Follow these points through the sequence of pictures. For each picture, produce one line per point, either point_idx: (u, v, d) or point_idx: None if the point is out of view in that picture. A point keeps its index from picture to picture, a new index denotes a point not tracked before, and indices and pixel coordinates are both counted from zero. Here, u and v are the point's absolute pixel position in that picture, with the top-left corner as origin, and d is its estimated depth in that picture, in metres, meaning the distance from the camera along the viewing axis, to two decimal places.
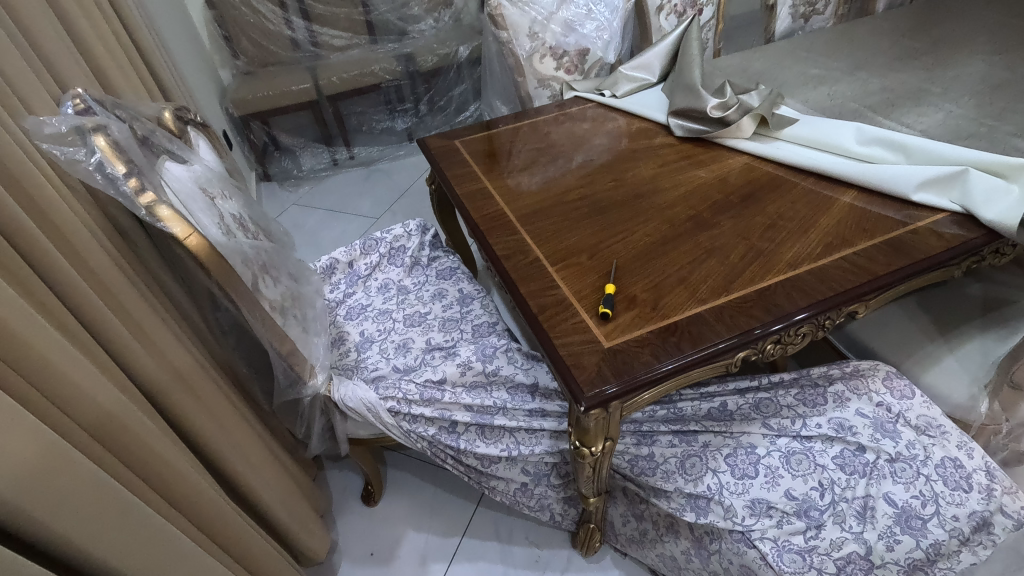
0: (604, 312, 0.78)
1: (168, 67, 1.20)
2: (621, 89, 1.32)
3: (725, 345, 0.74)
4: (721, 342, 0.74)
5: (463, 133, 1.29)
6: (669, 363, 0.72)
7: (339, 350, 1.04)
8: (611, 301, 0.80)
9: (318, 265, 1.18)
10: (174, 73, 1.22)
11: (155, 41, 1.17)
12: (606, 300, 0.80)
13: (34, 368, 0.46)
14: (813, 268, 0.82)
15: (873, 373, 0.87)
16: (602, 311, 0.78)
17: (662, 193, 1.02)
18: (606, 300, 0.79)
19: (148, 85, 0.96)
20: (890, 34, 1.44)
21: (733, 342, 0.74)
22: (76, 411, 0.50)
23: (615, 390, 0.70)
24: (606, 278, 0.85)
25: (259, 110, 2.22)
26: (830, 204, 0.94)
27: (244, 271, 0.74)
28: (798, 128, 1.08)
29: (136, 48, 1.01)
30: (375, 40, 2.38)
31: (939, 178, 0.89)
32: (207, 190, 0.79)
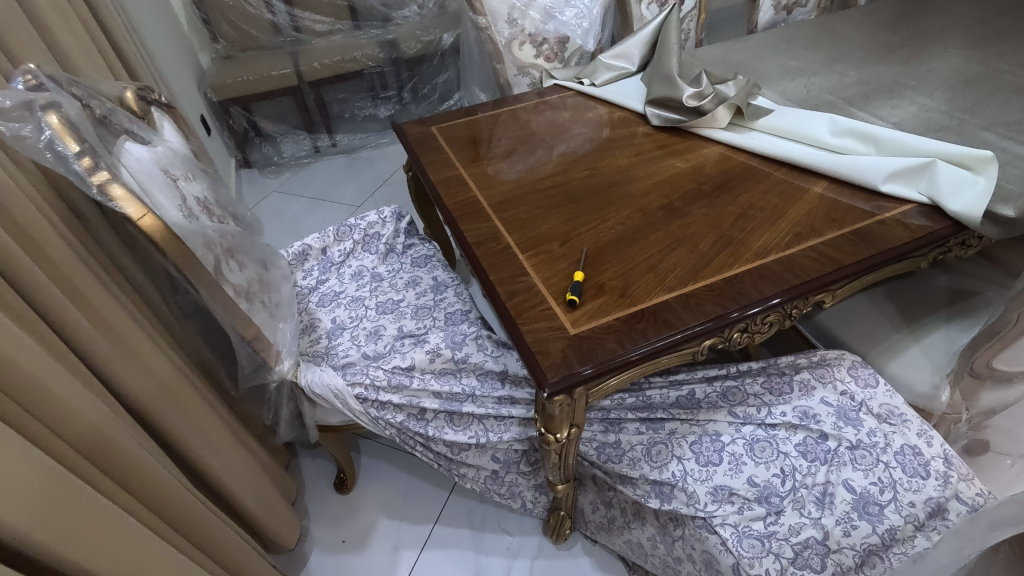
0: (571, 300, 0.78)
1: (137, 48, 1.17)
2: (600, 78, 1.32)
3: (694, 332, 0.74)
4: (690, 328, 0.74)
5: (440, 120, 1.28)
6: (636, 349, 0.72)
7: (310, 336, 1.04)
8: (579, 289, 0.79)
9: (290, 251, 1.16)
10: (142, 53, 1.19)
11: (122, 19, 1.14)
12: (575, 288, 0.79)
13: (31, 396, 0.48)
14: (781, 257, 0.82)
15: (839, 363, 0.88)
16: (569, 299, 0.78)
17: (637, 182, 1.01)
18: (575, 288, 0.79)
19: (111, 63, 0.94)
20: (868, 28, 1.45)
21: (704, 328, 0.75)
22: (71, 432, 0.52)
23: (592, 371, 0.70)
24: (575, 266, 0.85)
25: (239, 95, 2.19)
26: (801, 194, 0.94)
27: (206, 255, 0.73)
28: (772, 118, 1.08)
29: (101, 26, 0.98)
30: (358, 27, 2.33)
31: (907, 169, 0.90)
32: (170, 172, 0.77)
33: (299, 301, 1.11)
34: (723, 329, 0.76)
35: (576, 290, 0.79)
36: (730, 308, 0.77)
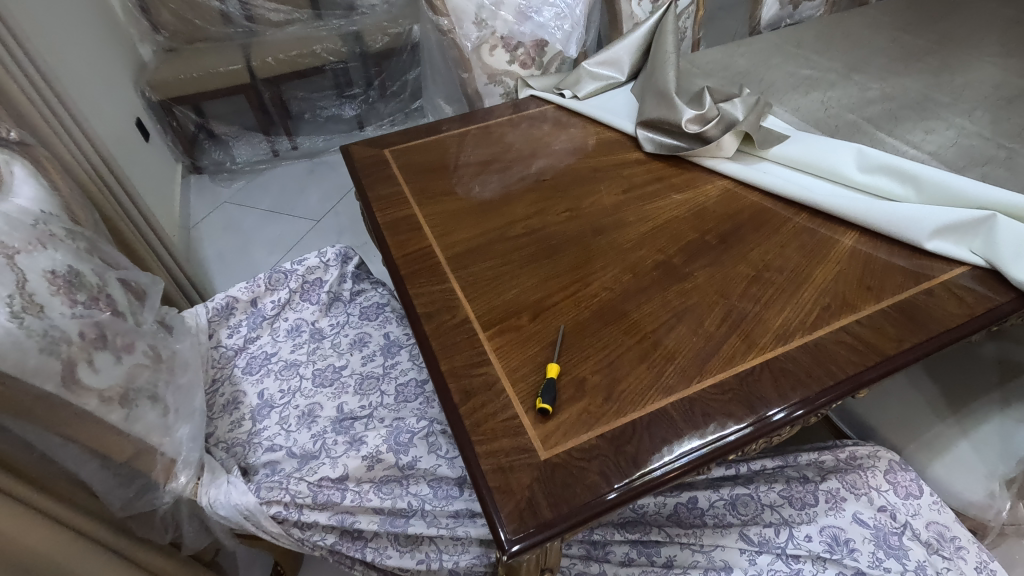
0: (543, 408, 0.60)
1: (35, 78, 0.98)
2: (584, 89, 1.12)
3: (732, 440, 0.58)
4: (725, 437, 0.58)
5: (394, 140, 1.08)
6: (657, 463, 0.56)
7: (230, 416, 0.85)
8: (552, 392, 0.62)
9: (211, 304, 0.96)
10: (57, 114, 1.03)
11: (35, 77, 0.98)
12: (547, 391, 0.62)
13: None
14: (807, 343, 0.65)
15: (873, 465, 0.72)
16: (540, 407, 0.60)
17: (627, 228, 0.83)
18: (546, 391, 0.61)
19: None
20: (888, 29, 1.27)
21: (743, 437, 0.58)
22: None
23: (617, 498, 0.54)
24: (549, 353, 0.67)
25: (183, 94, 1.96)
26: (828, 248, 0.77)
27: (47, 362, 0.55)
28: (787, 146, 0.90)
29: None
30: (320, 16, 2.11)
31: (957, 224, 0.73)
32: (5, 247, 0.57)
33: (220, 366, 0.91)
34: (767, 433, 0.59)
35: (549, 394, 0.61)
36: (773, 405, 0.60)
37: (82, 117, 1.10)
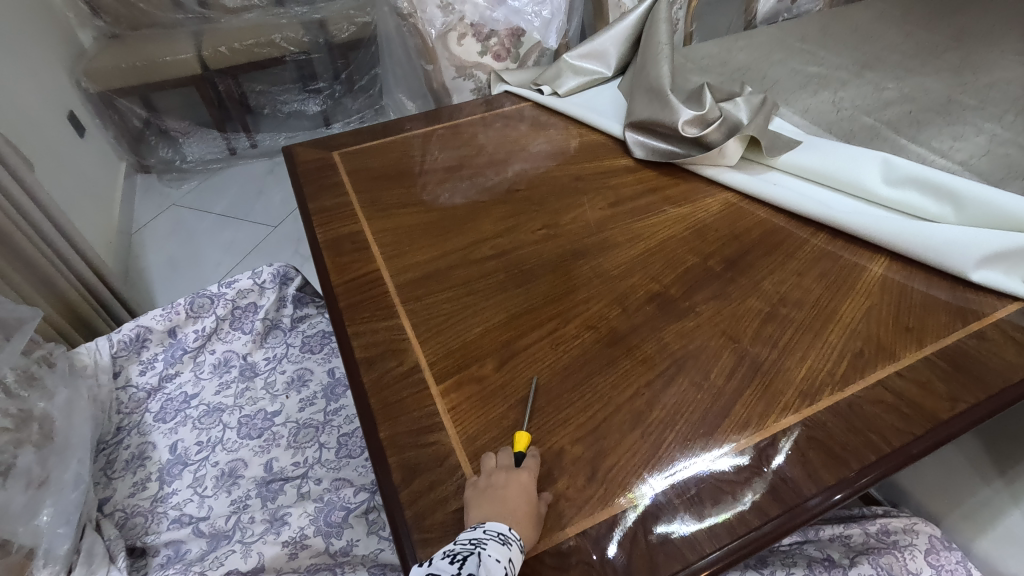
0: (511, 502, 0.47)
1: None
2: (565, 85, 0.99)
3: (761, 535, 0.45)
4: (754, 530, 0.45)
5: (345, 141, 0.93)
6: (675, 559, 0.43)
7: (132, 477, 0.70)
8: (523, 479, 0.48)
9: (117, 336, 0.80)
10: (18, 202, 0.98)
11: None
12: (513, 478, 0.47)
13: None
14: (838, 403, 0.52)
15: (911, 546, 0.60)
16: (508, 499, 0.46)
17: (614, 250, 0.70)
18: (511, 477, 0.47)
19: None
20: (899, 23, 1.15)
21: (778, 527, 0.45)
22: None
23: None
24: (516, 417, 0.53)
25: (126, 85, 1.79)
26: (855, 277, 0.64)
27: None
28: (800, 153, 0.77)
29: None
30: (280, 3, 1.96)
31: (1009, 250, 0.61)
32: None
33: (128, 412, 0.76)
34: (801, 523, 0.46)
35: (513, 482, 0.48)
36: (807, 489, 0.47)
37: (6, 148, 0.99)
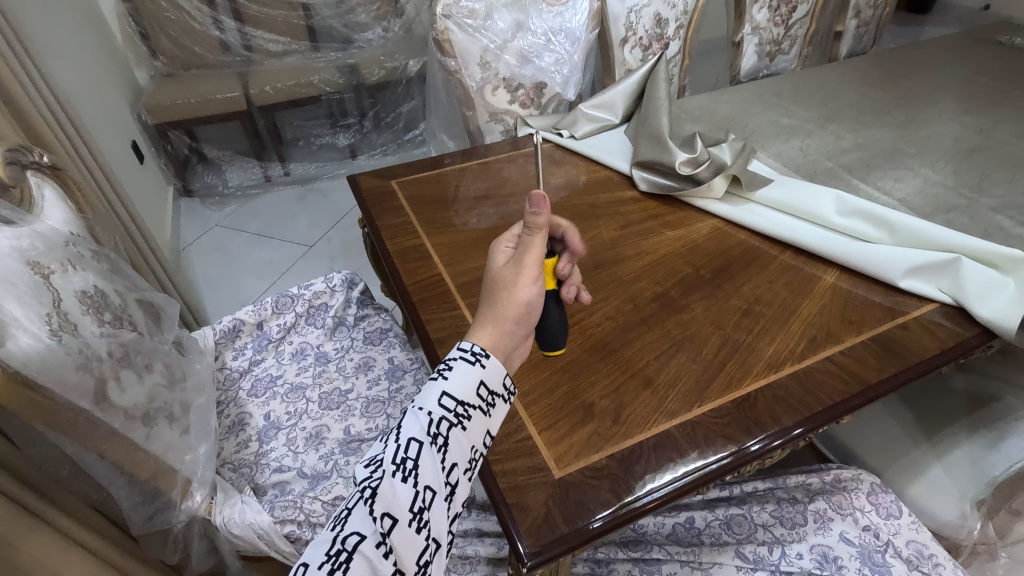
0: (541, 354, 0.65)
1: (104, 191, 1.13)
2: (581, 130, 1.19)
3: (714, 468, 0.62)
4: (709, 465, 0.62)
5: (401, 172, 1.13)
6: (675, 473, 0.61)
7: (235, 438, 0.86)
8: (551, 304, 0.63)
9: (219, 327, 0.98)
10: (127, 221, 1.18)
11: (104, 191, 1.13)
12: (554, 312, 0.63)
13: None
14: (797, 371, 0.70)
15: (856, 488, 0.79)
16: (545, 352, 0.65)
17: (626, 261, 0.88)
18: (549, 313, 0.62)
19: None
20: (858, 83, 1.38)
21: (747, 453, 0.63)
22: None
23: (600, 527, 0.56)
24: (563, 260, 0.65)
25: (179, 119, 2.00)
26: (812, 284, 0.83)
27: (84, 380, 0.55)
28: (772, 189, 0.97)
29: None
30: (317, 48, 2.26)
31: (927, 264, 0.80)
32: (41, 266, 0.58)
33: (226, 389, 0.92)
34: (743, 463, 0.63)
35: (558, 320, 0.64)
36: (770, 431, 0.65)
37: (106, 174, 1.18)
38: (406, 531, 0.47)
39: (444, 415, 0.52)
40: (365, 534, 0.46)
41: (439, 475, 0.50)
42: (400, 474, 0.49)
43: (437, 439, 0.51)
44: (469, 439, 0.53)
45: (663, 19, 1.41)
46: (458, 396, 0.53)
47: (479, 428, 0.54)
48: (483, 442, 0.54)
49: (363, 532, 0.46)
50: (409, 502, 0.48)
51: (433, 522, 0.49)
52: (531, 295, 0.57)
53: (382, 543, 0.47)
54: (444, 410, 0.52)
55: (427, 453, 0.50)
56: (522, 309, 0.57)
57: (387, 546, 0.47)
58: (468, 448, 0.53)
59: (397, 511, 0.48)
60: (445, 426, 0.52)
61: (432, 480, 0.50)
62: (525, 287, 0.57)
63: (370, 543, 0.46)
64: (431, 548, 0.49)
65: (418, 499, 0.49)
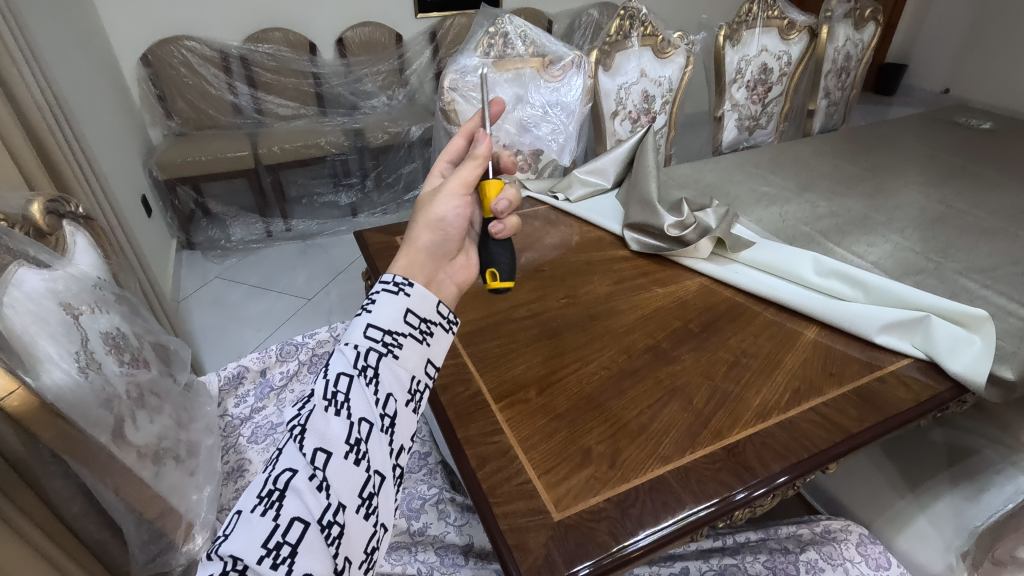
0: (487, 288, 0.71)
1: (127, 252, 1.22)
2: (575, 193, 1.27)
3: (698, 517, 0.63)
4: (695, 513, 0.64)
5: (405, 229, 1.19)
6: (671, 517, 0.63)
7: (234, 485, 0.86)
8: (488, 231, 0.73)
9: (224, 372, 1.02)
10: (141, 277, 1.25)
11: (123, 248, 1.21)
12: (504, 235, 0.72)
13: None
14: (783, 420, 0.74)
15: (846, 539, 0.82)
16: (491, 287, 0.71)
17: (619, 314, 0.93)
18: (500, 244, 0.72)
19: None
20: (830, 156, 1.49)
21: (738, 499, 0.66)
22: None
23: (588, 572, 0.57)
24: None
25: (187, 175, 2.08)
26: (794, 339, 0.88)
27: (104, 416, 0.58)
28: (754, 251, 1.04)
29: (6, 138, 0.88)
30: (324, 112, 2.45)
31: (900, 322, 0.85)
32: (72, 307, 0.62)
33: (226, 435, 0.94)
34: (729, 512, 0.65)
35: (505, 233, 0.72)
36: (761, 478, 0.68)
37: (128, 237, 1.27)
38: (342, 462, 0.50)
39: (370, 346, 0.55)
40: (298, 469, 0.49)
41: (372, 407, 0.53)
42: (331, 408, 0.51)
43: (364, 371, 0.53)
44: (402, 366, 0.55)
45: (650, 95, 1.54)
46: (384, 325, 0.56)
47: (412, 355, 0.57)
48: (420, 369, 0.57)
49: (294, 468, 0.49)
50: (343, 434, 0.51)
51: (372, 454, 0.52)
52: (446, 211, 0.64)
53: (316, 476, 0.49)
54: (371, 342, 0.55)
55: (357, 387, 0.53)
56: (436, 222, 0.64)
57: (322, 478, 0.49)
58: (400, 376, 0.55)
59: (330, 444, 0.50)
60: (373, 356, 0.54)
61: (365, 412, 0.52)
62: (441, 199, 0.64)
63: (301, 476, 0.48)
64: (374, 481, 0.51)
65: (354, 431, 0.51)
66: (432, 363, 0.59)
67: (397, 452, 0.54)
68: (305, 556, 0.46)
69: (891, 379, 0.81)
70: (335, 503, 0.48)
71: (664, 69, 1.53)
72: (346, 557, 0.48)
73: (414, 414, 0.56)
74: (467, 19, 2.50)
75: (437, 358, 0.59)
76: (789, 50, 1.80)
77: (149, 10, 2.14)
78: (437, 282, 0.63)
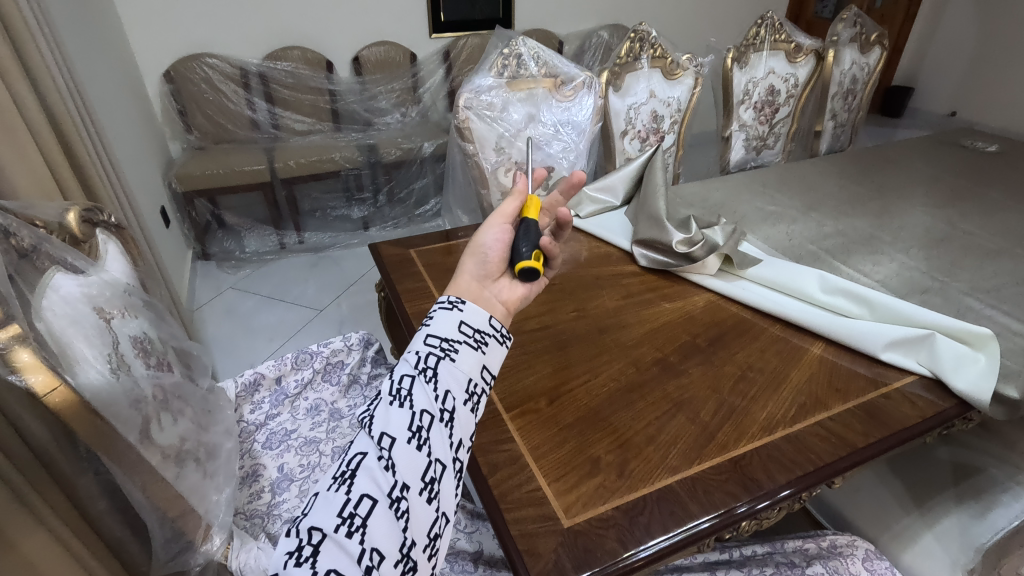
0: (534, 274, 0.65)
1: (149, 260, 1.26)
2: (585, 210, 1.30)
3: (704, 528, 0.65)
4: (700, 523, 0.65)
5: (418, 242, 1.22)
6: (678, 526, 0.64)
7: (249, 489, 0.88)
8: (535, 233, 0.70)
9: (240, 379, 1.04)
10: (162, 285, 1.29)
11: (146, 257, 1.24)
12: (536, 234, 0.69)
13: None
14: (789, 434, 0.75)
15: (853, 553, 0.82)
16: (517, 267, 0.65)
17: (628, 328, 0.95)
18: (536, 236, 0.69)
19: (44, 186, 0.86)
20: (836, 177, 1.51)
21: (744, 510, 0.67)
22: None
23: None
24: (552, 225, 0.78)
25: (204, 188, 2.12)
26: (800, 355, 0.89)
27: (133, 416, 0.60)
28: (761, 268, 1.06)
29: (42, 149, 0.91)
30: (339, 128, 2.51)
31: (905, 339, 0.87)
32: (104, 311, 0.65)
33: (242, 440, 0.96)
34: (733, 524, 0.66)
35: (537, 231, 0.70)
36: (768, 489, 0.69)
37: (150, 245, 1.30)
38: (406, 447, 0.52)
39: (430, 350, 0.58)
40: (367, 451, 0.52)
41: (433, 401, 0.55)
42: (395, 401, 0.54)
43: (425, 370, 0.56)
44: (459, 368, 0.57)
45: (659, 115, 1.57)
46: (442, 334, 0.59)
47: (469, 358, 0.59)
48: (475, 373, 0.59)
49: (366, 452, 0.52)
50: (406, 422, 0.53)
51: (433, 442, 0.54)
52: (486, 237, 0.68)
53: (383, 458, 0.51)
54: (431, 347, 0.58)
55: (418, 384, 0.55)
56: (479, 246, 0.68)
57: (389, 461, 0.51)
58: (458, 376, 0.57)
59: (394, 430, 0.52)
60: (433, 358, 0.57)
61: (427, 405, 0.54)
62: (482, 228, 0.69)
63: (370, 458, 0.51)
64: (435, 467, 0.53)
65: (416, 420, 0.53)
66: (487, 369, 0.60)
67: (457, 445, 0.56)
68: (373, 529, 0.48)
69: (897, 396, 0.82)
70: (400, 482, 0.51)
71: (673, 90, 1.56)
72: (412, 536, 0.50)
73: (472, 414, 0.58)
74: (480, 39, 2.57)
75: (492, 365, 0.60)
76: (795, 72, 1.83)
77: (173, 28, 2.21)
78: (483, 299, 0.64)
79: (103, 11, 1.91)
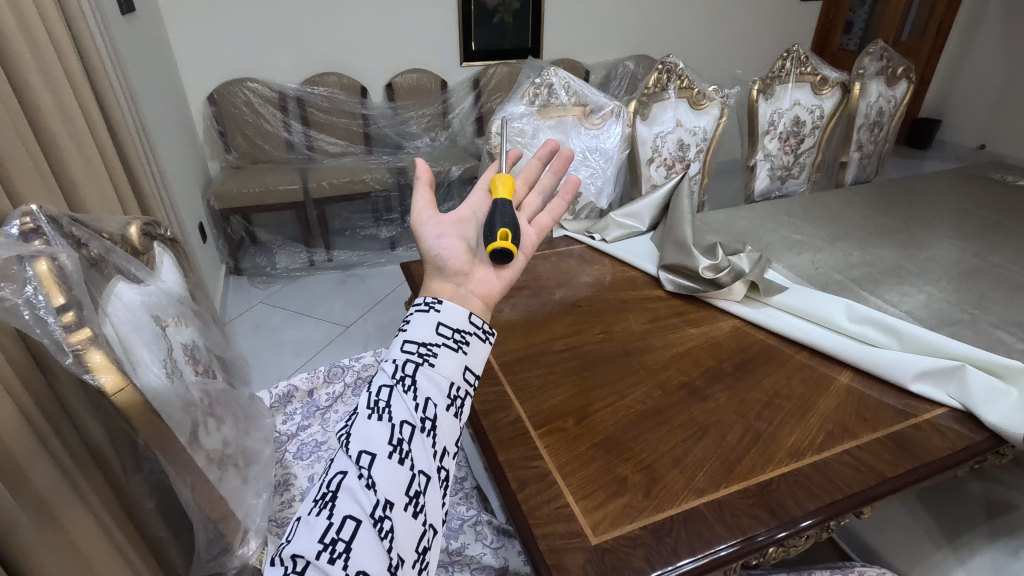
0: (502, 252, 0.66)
1: None
2: (611, 234, 1.32)
3: (726, 553, 0.65)
4: (722, 548, 0.65)
5: None
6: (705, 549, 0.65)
7: (281, 497, 0.91)
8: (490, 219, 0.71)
9: (275, 391, 1.07)
10: None
11: None
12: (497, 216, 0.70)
13: None
14: (816, 461, 0.76)
15: None
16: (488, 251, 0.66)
17: (654, 351, 0.97)
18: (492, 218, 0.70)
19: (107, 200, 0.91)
20: (862, 207, 1.52)
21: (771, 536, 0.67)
22: None
23: None
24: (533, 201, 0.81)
25: (240, 205, 2.20)
26: (828, 383, 0.90)
27: (183, 419, 0.64)
28: (788, 296, 1.07)
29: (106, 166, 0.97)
30: (370, 151, 2.59)
31: (936, 370, 0.87)
32: (160, 319, 0.69)
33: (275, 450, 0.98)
34: (755, 551, 0.66)
35: (506, 212, 0.72)
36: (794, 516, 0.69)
37: None
38: (386, 462, 0.52)
39: (407, 358, 0.57)
40: (347, 470, 0.52)
41: (412, 411, 0.55)
42: (373, 414, 0.54)
43: (402, 380, 0.56)
44: (439, 373, 0.57)
45: (685, 144, 1.60)
46: (418, 339, 0.59)
47: (448, 362, 0.59)
48: (457, 376, 0.59)
49: (346, 471, 0.52)
50: (386, 436, 0.53)
51: (416, 454, 0.54)
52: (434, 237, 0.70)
53: (363, 476, 0.51)
54: (408, 354, 0.58)
55: (396, 396, 0.55)
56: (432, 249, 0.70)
57: (369, 479, 0.51)
58: (439, 382, 0.57)
59: (373, 446, 0.52)
60: (410, 366, 0.57)
61: (406, 415, 0.55)
62: (422, 236, 0.70)
63: (351, 476, 0.51)
64: (419, 480, 0.53)
65: (396, 433, 0.54)
66: (469, 369, 0.60)
67: (441, 454, 0.56)
68: (357, 551, 0.48)
69: (927, 427, 0.82)
70: (382, 499, 0.51)
71: (699, 119, 1.59)
72: (400, 554, 0.50)
73: (454, 418, 0.58)
74: (509, 68, 2.65)
75: (473, 365, 0.61)
76: (821, 104, 1.85)
77: (219, 55, 2.33)
78: (461, 296, 0.65)
79: (156, 39, 2.02)
